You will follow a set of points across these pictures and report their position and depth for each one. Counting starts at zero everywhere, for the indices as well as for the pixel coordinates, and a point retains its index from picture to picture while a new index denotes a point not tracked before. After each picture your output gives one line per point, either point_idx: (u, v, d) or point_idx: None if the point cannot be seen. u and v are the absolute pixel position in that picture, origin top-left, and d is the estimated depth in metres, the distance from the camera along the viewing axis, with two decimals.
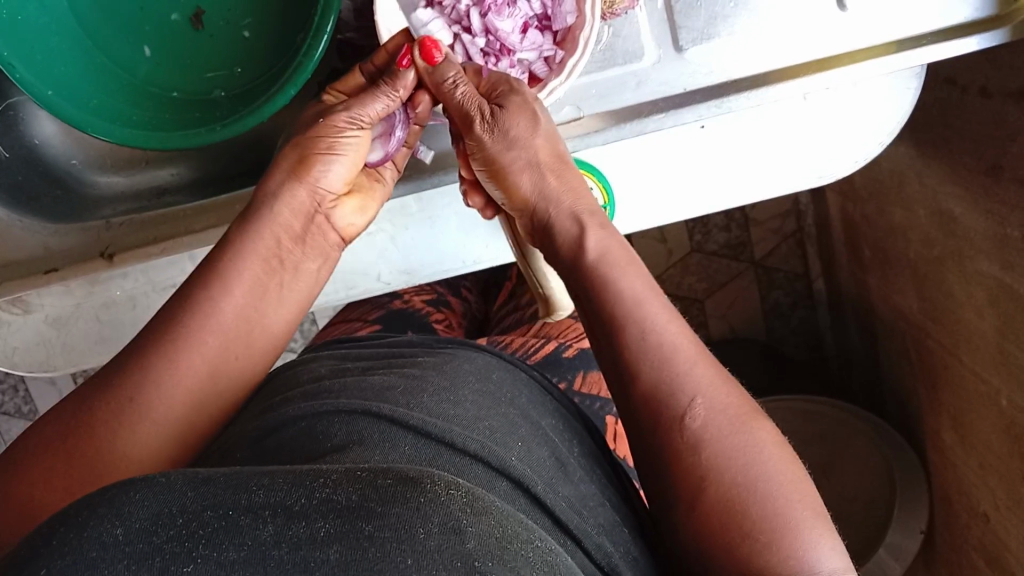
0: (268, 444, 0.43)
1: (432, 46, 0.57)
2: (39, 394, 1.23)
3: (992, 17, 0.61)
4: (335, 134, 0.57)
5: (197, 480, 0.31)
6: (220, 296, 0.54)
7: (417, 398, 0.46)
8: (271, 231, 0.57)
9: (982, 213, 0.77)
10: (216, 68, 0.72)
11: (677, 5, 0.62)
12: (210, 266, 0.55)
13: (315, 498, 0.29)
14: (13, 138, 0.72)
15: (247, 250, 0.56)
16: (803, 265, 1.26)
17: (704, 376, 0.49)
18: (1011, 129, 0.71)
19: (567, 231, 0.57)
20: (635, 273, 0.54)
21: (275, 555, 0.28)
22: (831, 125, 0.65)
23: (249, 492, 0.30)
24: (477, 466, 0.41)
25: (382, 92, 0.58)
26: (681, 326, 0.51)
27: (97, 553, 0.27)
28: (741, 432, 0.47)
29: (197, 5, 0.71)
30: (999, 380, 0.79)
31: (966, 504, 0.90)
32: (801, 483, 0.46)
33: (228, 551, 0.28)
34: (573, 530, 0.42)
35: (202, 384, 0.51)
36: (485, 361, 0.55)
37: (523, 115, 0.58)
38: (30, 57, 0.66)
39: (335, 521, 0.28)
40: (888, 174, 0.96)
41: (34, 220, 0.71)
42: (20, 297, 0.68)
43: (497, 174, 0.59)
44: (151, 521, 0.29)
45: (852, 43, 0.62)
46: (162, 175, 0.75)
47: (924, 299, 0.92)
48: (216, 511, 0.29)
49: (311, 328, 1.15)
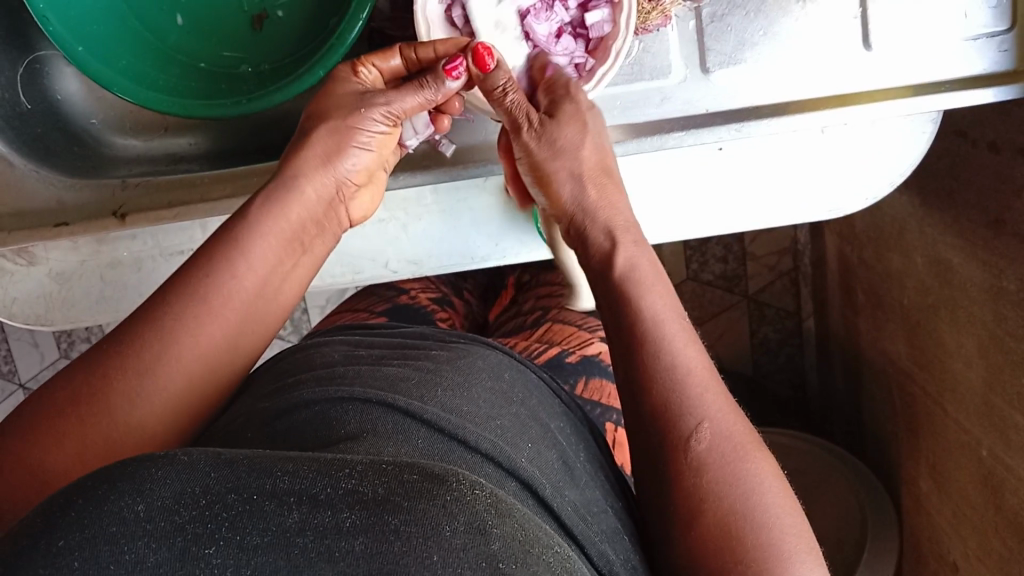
0: (280, 425, 0.44)
1: (484, 53, 0.56)
2: (21, 357, 1.22)
3: (1009, 71, 0.62)
4: (367, 126, 0.59)
5: (219, 461, 0.31)
6: (243, 267, 0.53)
7: (430, 392, 0.46)
8: (298, 212, 0.57)
9: (980, 264, 0.78)
10: (235, 49, 0.73)
11: (707, 27, 0.63)
12: (229, 235, 0.54)
13: (340, 489, 0.29)
14: (37, 91, 0.72)
15: (271, 226, 0.56)
16: (796, 304, 1.27)
17: (716, 403, 0.49)
18: (1016, 184, 0.72)
19: (600, 244, 0.59)
20: (661, 295, 0.55)
21: (298, 544, 0.27)
22: (845, 160, 0.66)
23: (274, 478, 0.30)
24: (487, 464, 0.41)
25: (422, 93, 0.58)
26: (696, 349, 0.52)
27: (118, 529, 0.27)
28: (745, 460, 0.47)
29: (261, 9, 0.72)
30: (981, 431, 0.80)
31: (938, 551, 0.92)
32: (796, 517, 0.47)
33: (252, 535, 0.28)
34: (579, 537, 0.42)
35: (218, 355, 0.51)
36: (497, 360, 0.56)
37: (572, 125, 0.60)
38: (64, 13, 0.65)
39: (361, 513, 0.28)
40: (890, 221, 0.97)
41: (49, 171, 0.70)
42: (25, 247, 0.68)
43: (542, 181, 0.62)
44: (173, 500, 0.29)
45: (872, 82, 0.64)
46: (180, 143, 0.76)
47: (914, 347, 0.94)
48: (240, 495, 0.29)
49: (303, 317, 1.15)
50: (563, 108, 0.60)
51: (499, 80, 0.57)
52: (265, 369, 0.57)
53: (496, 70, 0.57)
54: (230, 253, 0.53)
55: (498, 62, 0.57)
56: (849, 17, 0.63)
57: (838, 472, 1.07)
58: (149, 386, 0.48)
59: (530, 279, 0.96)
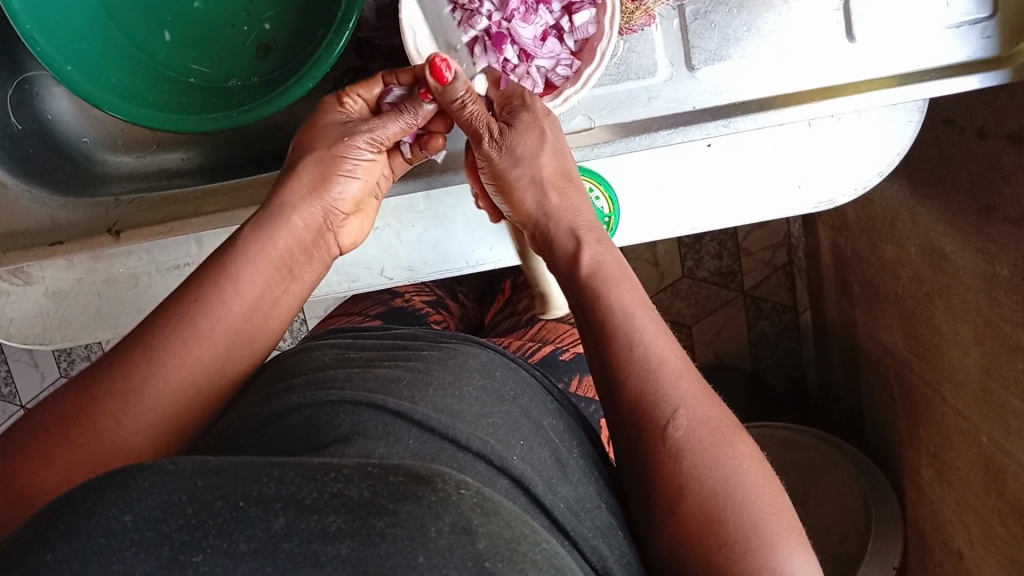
0: (269, 431, 0.44)
1: (443, 66, 0.57)
2: (20, 378, 1.22)
3: (994, 58, 0.63)
4: (351, 155, 0.61)
5: (207, 468, 0.29)
6: (230, 295, 0.54)
7: (421, 392, 0.47)
8: (285, 239, 0.58)
9: (972, 251, 0.79)
10: (203, 62, 0.74)
11: (692, 25, 0.64)
12: (220, 263, 0.55)
13: (327, 493, 0.27)
14: (27, 112, 0.73)
15: (263, 254, 0.56)
16: (791, 297, 1.28)
17: (689, 389, 0.49)
18: (1005, 171, 0.73)
19: (564, 245, 0.60)
20: (625, 285, 0.55)
21: (284, 548, 0.27)
22: (833, 153, 0.67)
23: (259, 483, 0.28)
24: (480, 463, 0.42)
25: (403, 117, 0.62)
26: (670, 340, 0.52)
27: (105, 540, 0.27)
28: (723, 446, 0.47)
29: (258, 29, 0.73)
30: (980, 418, 0.80)
31: (941, 539, 0.92)
32: (777, 498, 0.47)
33: (238, 542, 0.27)
34: (573, 534, 0.42)
35: (206, 366, 0.51)
36: (489, 359, 0.56)
37: (531, 134, 0.61)
38: (51, 32, 0.66)
39: (347, 516, 0.27)
40: (882, 211, 0.98)
41: (41, 192, 0.71)
42: (21, 267, 0.70)
43: (504, 189, 0.63)
44: (160, 510, 0.28)
45: (857, 74, 0.64)
46: (172, 159, 0.76)
47: (911, 335, 0.94)
48: (226, 501, 0.27)
49: (300, 329, 1.16)
50: (520, 117, 0.61)
51: (457, 92, 0.59)
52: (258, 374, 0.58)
53: (455, 83, 0.58)
54: (219, 280, 0.54)
55: (456, 74, 0.58)
56: (832, 10, 0.63)
57: (841, 464, 1.07)
58: (142, 396, 0.48)
59: (523, 280, 0.96)
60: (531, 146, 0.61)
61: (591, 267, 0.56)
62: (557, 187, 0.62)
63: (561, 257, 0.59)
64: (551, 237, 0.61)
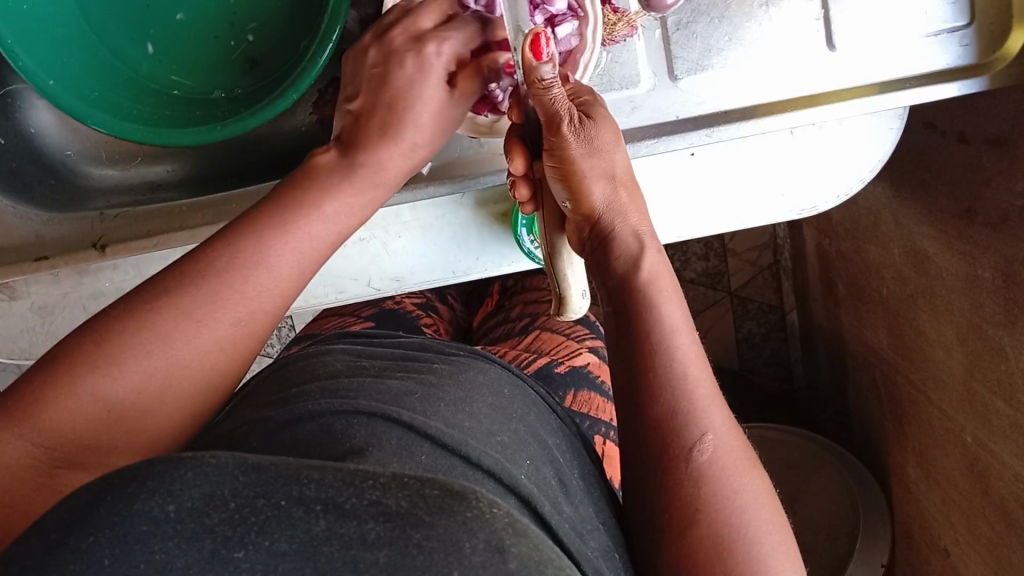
0: (282, 436, 0.44)
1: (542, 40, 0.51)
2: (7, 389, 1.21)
3: (972, 65, 0.63)
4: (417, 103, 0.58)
5: (247, 464, 0.26)
6: (296, 240, 0.51)
7: (433, 407, 0.47)
8: (353, 185, 0.56)
9: (955, 254, 0.79)
10: (188, 74, 0.73)
11: (674, 35, 0.64)
12: (282, 215, 0.51)
13: (366, 498, 0.26)
14: (10, 126, 0.72)
15: (326, 201, 0.54)
16: (778, 298, 1.29)
17: (718, 416, 0.49)
18: (986, 174, 0.73)
19: (626, 247, 0.57)
20: (676, 304, 0.55)
21: (324, 551, 0.25)
22: (816, 160, 0.67)
23: (299, 484, 0.26)
24: (489, 481, 0.42)
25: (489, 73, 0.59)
26: (705, 368, 0.52)
27: (148, 529, 0.25)
28: (739, 476, 0.48)
29: (242, 41, 0.73)
30: (965, 417, 0.81)
31: (928, 538, 0.93)
32: (785, 538, 0.47)
33: (279, 541, 0.25)
34: (577, 556, 0.41)
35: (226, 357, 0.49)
36: (497, 375, 0.57)
37: (608, 129, 0.57)
38: (33, 47, 0.66)
39: (385, 524, 0.25)
40: (865, 213, 0.98)
41: (25, 207, 0.71)
42: (6, 283, 0.71)
43: (570, 180, 0.58)
44: (203, 502, 0.25)
45: (837, 83, 0.65)
46: (156, 171, 0.76)
47: (896, 336, 0.95)
48: (268, 499, 0.25)
49: (288, 335, 1.16)
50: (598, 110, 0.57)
51: (550, 71, 0.52)
52: (268, 375, 0.58)
53: (546, 65, 0.52)
54: (281, 226, 0.51)
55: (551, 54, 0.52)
56: (811, 19, 0.64)
57: (827, 464, 1.08)
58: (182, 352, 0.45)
59: (512, 286, 0.96)
60: (607, 137, 0.57)
61: (650, 275, 0.55)
62: (626, 186, 0.59)
63: (620, 258, 0.57)
64: (612, 235, 0.58)
